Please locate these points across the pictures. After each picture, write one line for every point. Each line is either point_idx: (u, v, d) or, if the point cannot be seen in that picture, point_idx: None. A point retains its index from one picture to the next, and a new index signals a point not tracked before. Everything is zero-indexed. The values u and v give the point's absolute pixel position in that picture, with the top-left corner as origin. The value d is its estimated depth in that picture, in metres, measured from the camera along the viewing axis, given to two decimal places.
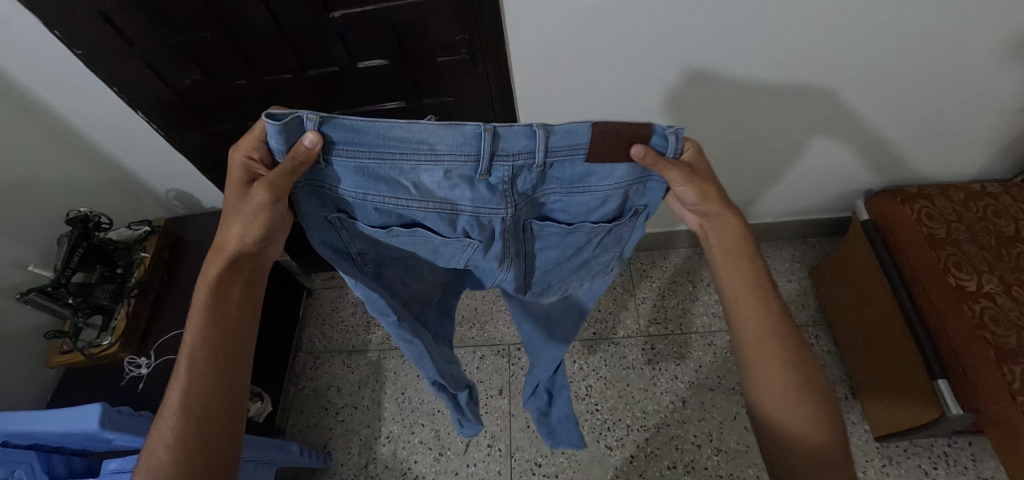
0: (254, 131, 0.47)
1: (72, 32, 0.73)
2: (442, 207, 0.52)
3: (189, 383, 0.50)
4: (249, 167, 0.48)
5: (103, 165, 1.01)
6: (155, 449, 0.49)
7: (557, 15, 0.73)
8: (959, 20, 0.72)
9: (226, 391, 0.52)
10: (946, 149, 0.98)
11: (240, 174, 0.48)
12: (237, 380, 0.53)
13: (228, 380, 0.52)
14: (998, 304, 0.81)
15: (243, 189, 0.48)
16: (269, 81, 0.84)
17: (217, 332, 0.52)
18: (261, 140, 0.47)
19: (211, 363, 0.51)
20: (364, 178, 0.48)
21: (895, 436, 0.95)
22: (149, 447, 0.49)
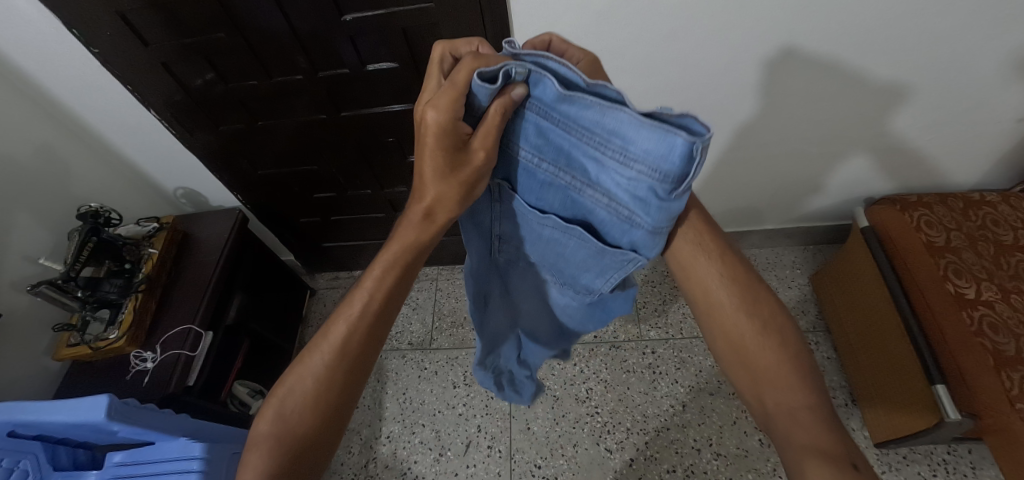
0: (456, 86, 0.38)
1: (91, 31, 0.75)
2: (618, 209, 0.41)
3: (353, 331, 0.43)
4: (455, 131, 0.40)
5: (115, 162, 1.03)
6: (292, 388, 0.42)
7: (564, 22, 0.75)
8: (957, 30, 0.74)
9: (343, 398, 0.44)
10: (945, 157, 0.99)
11: (446, 142, 0.40)
12: (353, 389, 0.44)
13: (345, 381, 0.43)
14: (997, 311, 0.82)
15: (452, 157, 0.40)
16: (279, 82, 0.86)
17: (365, 328, 0.44)
18: (463, 97, 0.39)
19: (349, 358, 0.43)
20: (546, 186, 0.44)
21: (894, 443, 0.95)
22: (285, 384, 0.42)
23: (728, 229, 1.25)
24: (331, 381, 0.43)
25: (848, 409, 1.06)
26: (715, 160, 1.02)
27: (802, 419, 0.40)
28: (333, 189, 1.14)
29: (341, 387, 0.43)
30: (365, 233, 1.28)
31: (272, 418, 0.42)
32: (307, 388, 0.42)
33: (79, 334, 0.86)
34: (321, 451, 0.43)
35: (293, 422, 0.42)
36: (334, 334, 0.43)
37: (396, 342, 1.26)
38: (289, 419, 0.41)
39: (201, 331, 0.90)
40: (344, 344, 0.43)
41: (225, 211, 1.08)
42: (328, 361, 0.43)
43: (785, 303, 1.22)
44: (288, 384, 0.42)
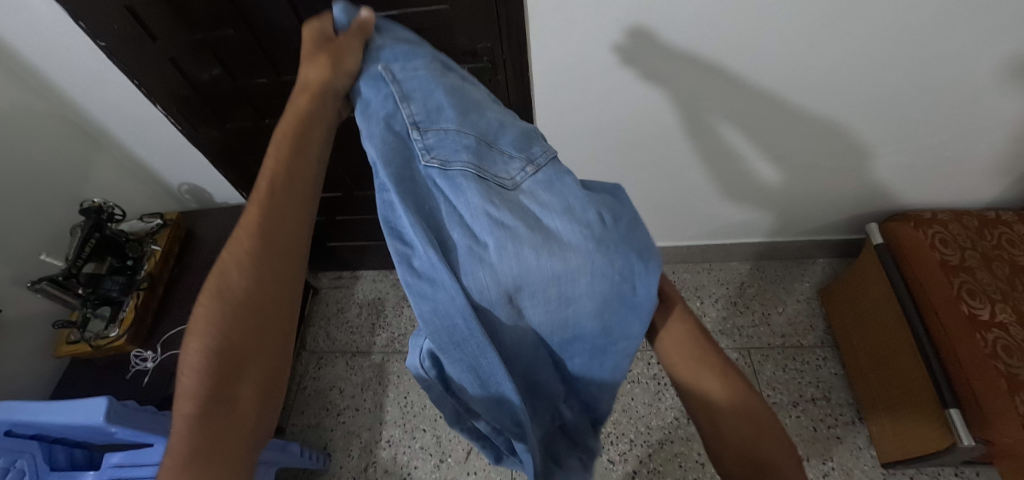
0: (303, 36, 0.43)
1: (98, 24, 0.74)
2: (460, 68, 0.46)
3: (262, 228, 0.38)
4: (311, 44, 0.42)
5: (119, 156, 1.01)
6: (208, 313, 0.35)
7: (579, 28, 0.73)
8: (981, 45, 0.72)
9: (269, 331, 0.37)
10: (963, 175, 0.97)
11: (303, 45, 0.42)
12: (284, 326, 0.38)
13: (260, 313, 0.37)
14: (1011, 334, 0.80)
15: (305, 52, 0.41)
16: (288, 80, 0.84)
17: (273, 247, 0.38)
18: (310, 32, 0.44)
19: (259, 280, 0.37)
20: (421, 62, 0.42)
21: (903, 463, 0.94)
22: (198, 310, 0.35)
23: (737, 240, 1.24)
24: (247, 314, 0.36)
25: (855, 427, 1.04)
26: (727, 172, 1.00)
27: None
28: (340, 189, 1.13)
29: (259, 320, 0.36)
30: (370, 234, 1.27)
31: (185, 401, 0.33)
32: (229, 332, 0.35)
33: (79, 331, 0.85)
34: (266, 408, 0.36)
35: (220, 347, 0.34)
36: (239, 255, 0.37)
37: (399, 343, 1.25)
38: (207, 376, 0.33)
39: None
40: (260, 267, 0.37)
41: (232, 208, 1.07)
42: (239, 289, 0.36)
43: (793, 316, 1.20)
44: (195, 334, 0.35)
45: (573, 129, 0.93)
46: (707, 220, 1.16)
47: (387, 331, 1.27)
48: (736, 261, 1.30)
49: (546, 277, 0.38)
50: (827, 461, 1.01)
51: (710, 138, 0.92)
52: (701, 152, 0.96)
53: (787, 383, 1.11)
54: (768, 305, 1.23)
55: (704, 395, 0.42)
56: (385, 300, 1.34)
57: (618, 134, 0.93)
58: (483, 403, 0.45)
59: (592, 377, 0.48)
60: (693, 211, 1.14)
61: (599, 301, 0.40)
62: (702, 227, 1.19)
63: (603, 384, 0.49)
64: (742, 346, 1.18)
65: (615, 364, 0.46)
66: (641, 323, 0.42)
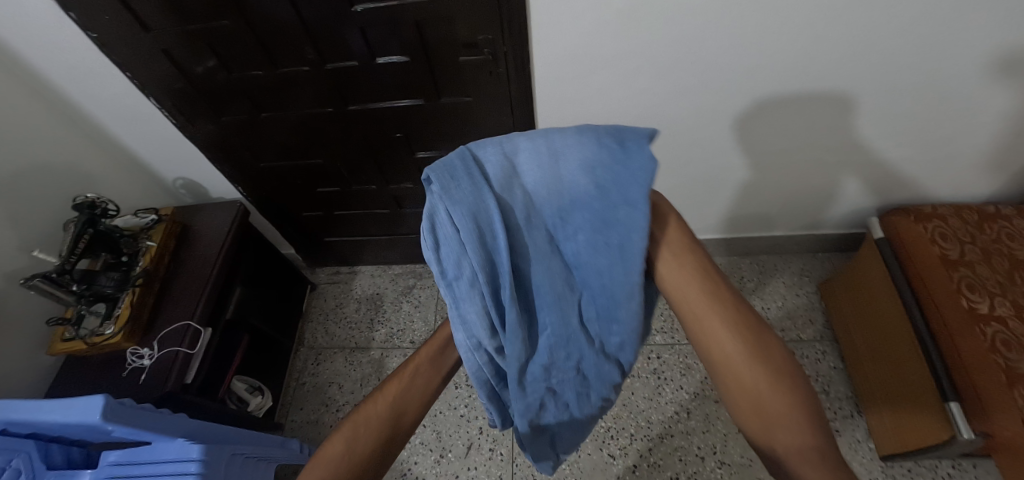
0: None
1: (89, 16, 0.73)
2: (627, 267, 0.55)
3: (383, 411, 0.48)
4: None
5: (114, 151, 1.00)
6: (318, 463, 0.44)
7: (582, 19, 0.72)
8: (985, 39, 0.71)
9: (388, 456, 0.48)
10: (963, 170, 0.97)
11: None
12: None
13: (391, 436, 0.48)
14: (1010, 328, 0.80)
15: None
16: (284, 73, 0.83)
17: (420, 389, 0.51)
18: None
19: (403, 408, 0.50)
20: None
21: (901, 456, 0.95)
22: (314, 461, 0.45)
23: (737, 235, 1.23)
24: (384, 433, 0.47)
25: (854, 420, 1.05)
26: (728, 168, 1.00)
27: (806, 451, 0.36)
28: (337, 184, 1.11)
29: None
30: (368, 229, 1.25)
31: None
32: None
33: (73, 328, 0.84)
34: None
35: None
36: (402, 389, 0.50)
37: (398, 339, 1.25)
38: None
39: (199, 328, 0.88)
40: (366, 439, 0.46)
41: (229, 203, 1.05)
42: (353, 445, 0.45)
43: (792, 310, 1.21)
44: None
45: (574, 123, 0.92)
46: (707, 214, 1.16)
47: (385, 326, 1.27)
48: (734, 256, 1.30)
49: (540, 147, 0.47)
50: None
51: (712, 132, 0.91)
52: (703, 146, 0.95)
53: None
54: (767, 299, 1.23)
55: (714, 346, 0.43)
56: (383, 295, 1.33)
57: None
58: (484, 311, 0.45)
59: (597, 264, 0.46)
60: (693, 206, 1.13)
61: (588, 165, 0.45)
62: (703, 222, 1.19)
63: (614, 277, 0.45)
64: None
65: (623, 243, 0.44)
66: (638, 182, 0.43)
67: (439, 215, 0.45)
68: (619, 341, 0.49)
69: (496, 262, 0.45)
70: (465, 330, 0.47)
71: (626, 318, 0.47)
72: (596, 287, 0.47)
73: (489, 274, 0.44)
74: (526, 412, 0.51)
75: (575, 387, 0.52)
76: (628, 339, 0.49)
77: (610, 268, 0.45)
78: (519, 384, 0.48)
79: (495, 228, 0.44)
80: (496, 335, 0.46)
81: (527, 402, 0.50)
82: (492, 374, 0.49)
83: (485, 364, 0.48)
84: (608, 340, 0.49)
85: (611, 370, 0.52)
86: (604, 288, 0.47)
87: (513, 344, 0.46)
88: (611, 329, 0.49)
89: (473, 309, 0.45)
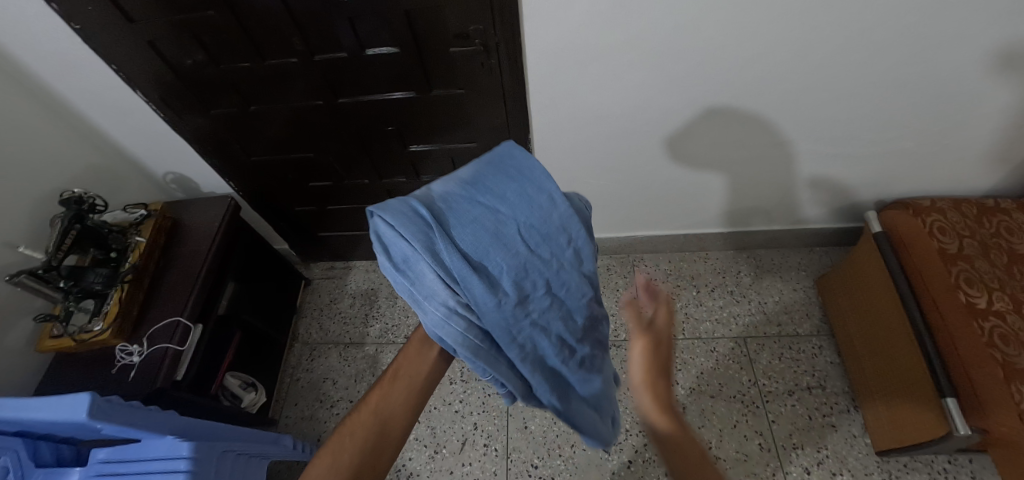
0: None
1: (71, 7, 0.71)
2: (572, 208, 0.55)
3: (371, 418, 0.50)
4: None
5: (103, 145, 0.99)
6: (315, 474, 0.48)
7: (575, 9, 0.71)
8: (988, 29, 0.70)
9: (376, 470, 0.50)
10: (963, 163, 0.96)
11: None
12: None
13: (383, 439, 0.50)
14: (1009, 323, 0.79)
15: None
16: (273, 65, 0.81)
17: (405, 393, 0.53)
18: None
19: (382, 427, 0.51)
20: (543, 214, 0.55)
21: (897, 451, 0.94)
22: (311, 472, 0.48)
23: (735, 229, 1.22)
24: (371, 444, 0.50)
25: (850, 415, 1.05)
26: (725, 161, 0.99)
27: None
28: (330, 178, 1.10)
29: None
30: (362, 224, 1.24)
31: None
32: None
33: (62, 325, 0.83)
34: None
35: None
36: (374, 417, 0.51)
37: (392, 335, 1.24)
38: None
39: (190, 325, 0.87)
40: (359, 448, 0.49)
41: (221, 198, 1.04)
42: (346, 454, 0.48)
43: (789, 304, 1.20)
44: None
45: (568, 115, 0.91)
46: (704, 208, 1.15)
47: (380, 322, 1.26)
48: (731, 250, 1.29)
49: None
50: (821, 449, 1.01)
51: (708, 125, 0.90)
52: (699, 139, 0.94)
53: (782, 371, 1.11)
54: (764, 294, 1.22)
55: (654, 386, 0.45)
56: (378, 291, 1.32)
57: (615, 122, 0.91)
58: (440, 273, 0.43)
59: (520, 195, 0.47)
60: (690, 199, 1.12)
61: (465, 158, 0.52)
62: (700, 216, 1.18)
63: (536, 195, 0.46)
64: (738, 335, 1.17)
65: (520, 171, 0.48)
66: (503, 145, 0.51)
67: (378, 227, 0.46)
68: (572, 250, 0.48)
69: (432, 233, 0.43)
70: (431, 304, 0.44)
71: (561, 221, 0.47)
72: (525, 203, 0.46)
73: (422, 235, 0.43)
74: (523, 360, 0.46)
75: (561, 324, 0.48)
76: (577, 243, 0.48)
77: (523, 190, 0.47)
78: (503, 327, 0.44)
79: (417, 207, 0.45)
80: (459, 292, 0.43)
81: (520, 349, 0.45)
82: (475, 335, 0.44)
83: (464, 331, 0.44)
84: (565, 257, 0.47)
85: (581, 287, 0.49)
86: (528, 197, 0.46)
87: (476, 287, 0.43)
88: (559, 242, 0.47)
89: (428, 274, 0.43)
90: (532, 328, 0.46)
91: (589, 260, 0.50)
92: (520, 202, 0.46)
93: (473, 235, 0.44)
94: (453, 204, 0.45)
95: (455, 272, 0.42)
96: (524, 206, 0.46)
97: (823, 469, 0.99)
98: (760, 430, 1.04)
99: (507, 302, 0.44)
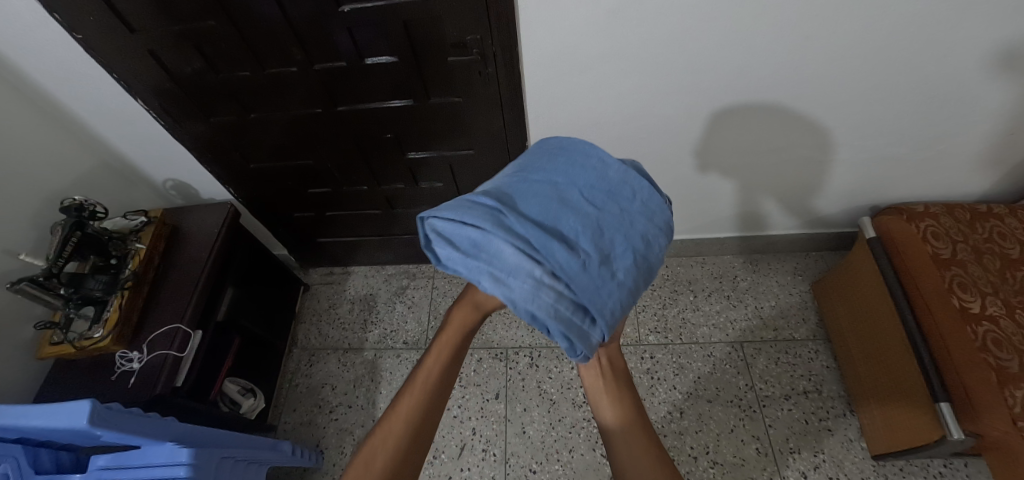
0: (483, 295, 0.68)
1: (74, 17, 0.72)
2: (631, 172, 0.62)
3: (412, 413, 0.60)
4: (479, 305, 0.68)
5: (103, 153, 0.99)
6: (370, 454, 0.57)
7: (570, 19, 0.72)
8: (977, 38, 0.71)
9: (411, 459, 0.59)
10: (955, 168, 0.97)
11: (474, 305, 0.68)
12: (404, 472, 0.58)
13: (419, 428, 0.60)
14: (1001, 328, 0.80)
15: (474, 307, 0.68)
16: (273, 74, 0.82)
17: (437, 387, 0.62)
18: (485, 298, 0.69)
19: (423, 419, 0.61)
20: None
21: (893, 455, 0.95)
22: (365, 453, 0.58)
23: (731, 235, 1.23)
24: (408, 437, 0.59)
25: (846, 419, 1.05)
26: (718, 168, 1.00)
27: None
28: (329, 185, 1.10)
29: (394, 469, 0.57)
30: (361, 229, 1.25)
31: None
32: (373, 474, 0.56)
33: (61, 332, 0.83)
34: None
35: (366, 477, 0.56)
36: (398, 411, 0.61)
37: (392, 339, 1.25)
38: None
39: (189, 331, 0.88)
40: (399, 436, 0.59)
41: (218, 205, 1.04)
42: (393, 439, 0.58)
43: (785, 309, 1.21)
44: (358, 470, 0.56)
45: (563, 123, 0.91)
46: (701, 213, 1.16)
47: (379, 327, 1.27)
48: (728, 255, 1.30)
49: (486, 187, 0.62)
50: (817, 453, 1.02)
51: (702, 133, 0.91)
52: (695, 147, 0.95)
53: (779, 376, 1.12)
54: (760, 298, 1.23)
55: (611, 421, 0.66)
56: (377, 296, 1.33)
57: (610, 129, 0.92)
58: (521, 246, 0.47)
59: (573, 169, 0.54)
60: (686, 205, 1.13)
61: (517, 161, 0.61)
62: (695, 222, 1.19)
63: (585, 164, 0.54)
64: (735, 339, 1.18)
65: (565, 152, 0.56)
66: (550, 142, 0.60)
67: (448, 230, 0.51)
68: (641, 201, 0.53)
69: (503, 216, 0.49)
70: (517, 278, 0.46)
71: (621, 176, 0.54)
72: (581, 174, 0.53)
73: (496, 220, 0.48)
74: (611, 317, 0.49)
75: (639, 276, 0.52)
76: (642, 193, 0.54)
77: (574, 164, 0.54)
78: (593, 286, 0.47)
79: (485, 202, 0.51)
80: (542, 260, 0.47)
81: (607, 309, 0.48)
82: (566, 300, 0.46)
83: (555, 298, 0.46)
84: (636, 210, 0.53)
85: (658, 234, 0.53)
86: (582, 167, 0.54)
87: (556, 251, 0.47)
88: (625, 195, 0.53)
89: (508, 250, 0.47)
90: (617, 286, 0.49)
91: (662, 208, 0.54)
92: (574, 172, 0.54)
93: (540, 208, 0.50)
94: (513, 187, 0.53)
95: (535, 241, 0.47)
96: (582, 173, 0.54)
97: (819, 473, 1.00)
98: (757, 434, 1.05)
99: (591, 261, 0.48)
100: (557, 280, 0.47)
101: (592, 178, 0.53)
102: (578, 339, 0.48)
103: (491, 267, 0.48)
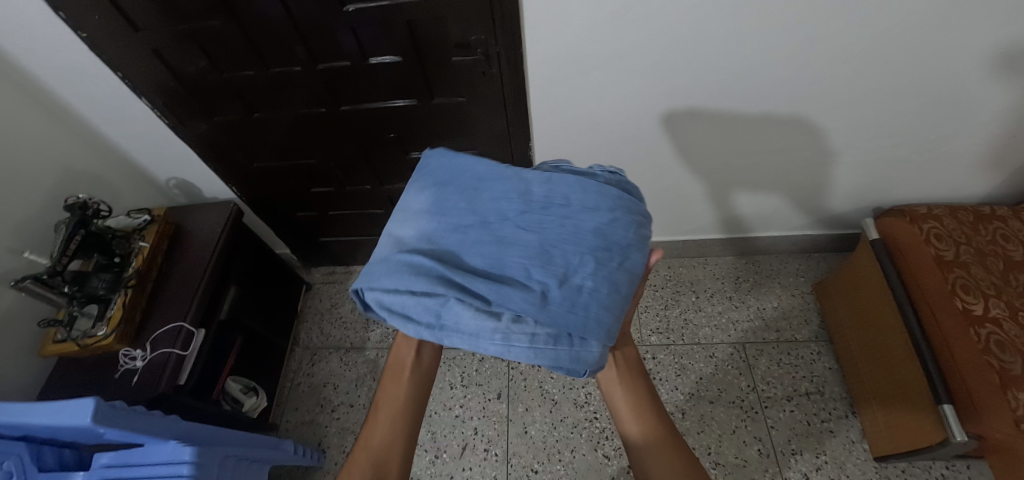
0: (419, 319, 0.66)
1: (79, 16, 0.72)
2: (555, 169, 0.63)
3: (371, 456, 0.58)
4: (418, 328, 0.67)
5: (106, 152, 0.99)
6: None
7: (574, 20, 0.72)
8: (981, 39, 0.71)
9: None
10: (958, 170, 0.97)
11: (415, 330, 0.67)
12: None
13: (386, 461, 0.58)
14: (1005, 330, 0.80)
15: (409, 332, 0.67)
16: (277, 73, 0.82)
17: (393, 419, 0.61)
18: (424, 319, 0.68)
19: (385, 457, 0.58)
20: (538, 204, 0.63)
21: (894, 457, 0.95)
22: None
23: (733, 236, 1.23)
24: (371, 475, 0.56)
25: (848, 421, 1.05)
26: (721, 169, 1.00)
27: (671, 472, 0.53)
28: (331, 184, 1.10)
29: None
30: (363, 229, 1.25)
31: None
32: None
33: (65, 330, 0.84)
34: None
35: None
36: (374, 438, 0.59)
37: (393, 339, 1.25)
38: None
39: (193, 330, 0.88)
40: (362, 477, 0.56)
41: (222, 204, 1.05)
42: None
43: (787, 310, 1.21)
44: None
45: (567, 123, 0.92)
46: (703, 214, 1.16)
47: (381, 326, 1.27)
48: (731, 256, 1.30)
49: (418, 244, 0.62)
50: (819, 455, 1.02)
51: (704, 134, 0.92)
52: (699, 148, 0.95)
53: (781, 378, 1.11)
54: (762, 299, 1.23)
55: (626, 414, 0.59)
56: None
57: (613, 130, 0.92)
58: (478, 306, 0.48)
59: (496, 205, 0.54)
60: (689, 205, 1.13)
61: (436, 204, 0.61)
62: (698, 222, 1.19)
63: (507, 195, 0.55)
64: (736, 341, 1.17)
65: (478, 188, 0.56)
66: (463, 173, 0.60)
67: (398, 308, 0.51)
68: (576, 202, 0.54)
69: (448, 277, 0.50)
70: (485, 338, 0.47)
71: (546, 190, 0.54)
72: (509, 206, 0.54)
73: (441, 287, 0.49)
74: (598, 327, 0.48)
75: (614, 271, 0.51)
76: (574, 195, 0.54)
77: (496, 197, 0.55)
78: (563, 312, 0.48)
79: (423, 268, 0.51)
80: (500, 311, 0.48)
81: (591, 325, 0.48)
82: (542, 335, 0.47)
83: (529, 340, 0.47)
84: (580, 211, 0.53)
85: (613, 220, 0.53)
86: (506, 195, 0.55)
87: (513, 296, 0.48)
88: (558, 203, 0.53)
89: (466, 314, 0.48)
90: (590, 297, 0.49)
91: (602, 191, 0.54)
92: (501, 203, 0.54)
93: (480, 255, 0.51)
94: (446, 243, 0.53)
95: (488, 293, 0.48)
96: (511, 202, 0.54)
97: (821, 474, 1.00)
98: (758, 436, 1.05)
99: (548, 288, 0.49)
100: (524, 322, 0.47)
101: (519, 203, 0.54)
102: (574, 363, 0.48)
103: (459, 334, 0.48)
